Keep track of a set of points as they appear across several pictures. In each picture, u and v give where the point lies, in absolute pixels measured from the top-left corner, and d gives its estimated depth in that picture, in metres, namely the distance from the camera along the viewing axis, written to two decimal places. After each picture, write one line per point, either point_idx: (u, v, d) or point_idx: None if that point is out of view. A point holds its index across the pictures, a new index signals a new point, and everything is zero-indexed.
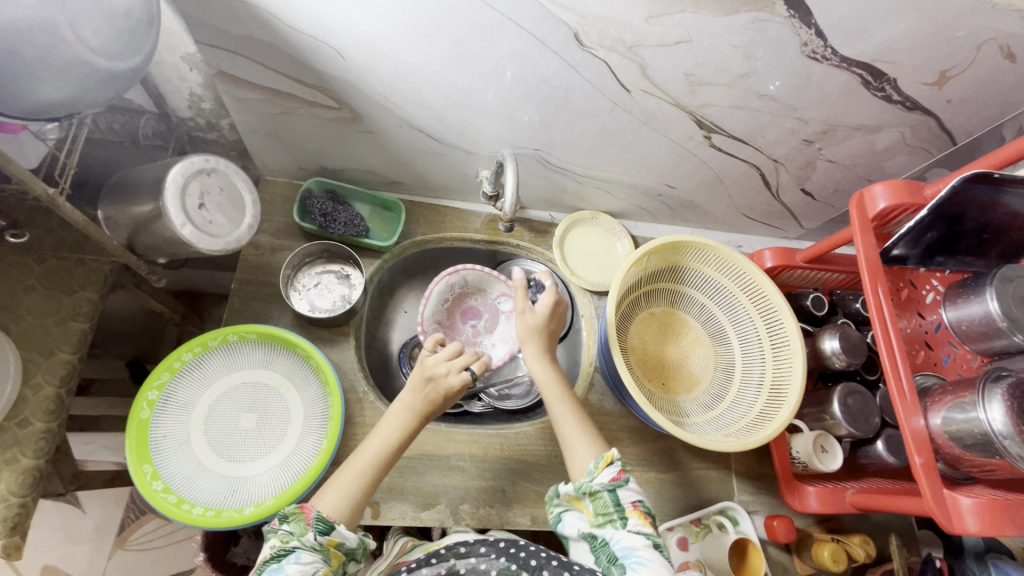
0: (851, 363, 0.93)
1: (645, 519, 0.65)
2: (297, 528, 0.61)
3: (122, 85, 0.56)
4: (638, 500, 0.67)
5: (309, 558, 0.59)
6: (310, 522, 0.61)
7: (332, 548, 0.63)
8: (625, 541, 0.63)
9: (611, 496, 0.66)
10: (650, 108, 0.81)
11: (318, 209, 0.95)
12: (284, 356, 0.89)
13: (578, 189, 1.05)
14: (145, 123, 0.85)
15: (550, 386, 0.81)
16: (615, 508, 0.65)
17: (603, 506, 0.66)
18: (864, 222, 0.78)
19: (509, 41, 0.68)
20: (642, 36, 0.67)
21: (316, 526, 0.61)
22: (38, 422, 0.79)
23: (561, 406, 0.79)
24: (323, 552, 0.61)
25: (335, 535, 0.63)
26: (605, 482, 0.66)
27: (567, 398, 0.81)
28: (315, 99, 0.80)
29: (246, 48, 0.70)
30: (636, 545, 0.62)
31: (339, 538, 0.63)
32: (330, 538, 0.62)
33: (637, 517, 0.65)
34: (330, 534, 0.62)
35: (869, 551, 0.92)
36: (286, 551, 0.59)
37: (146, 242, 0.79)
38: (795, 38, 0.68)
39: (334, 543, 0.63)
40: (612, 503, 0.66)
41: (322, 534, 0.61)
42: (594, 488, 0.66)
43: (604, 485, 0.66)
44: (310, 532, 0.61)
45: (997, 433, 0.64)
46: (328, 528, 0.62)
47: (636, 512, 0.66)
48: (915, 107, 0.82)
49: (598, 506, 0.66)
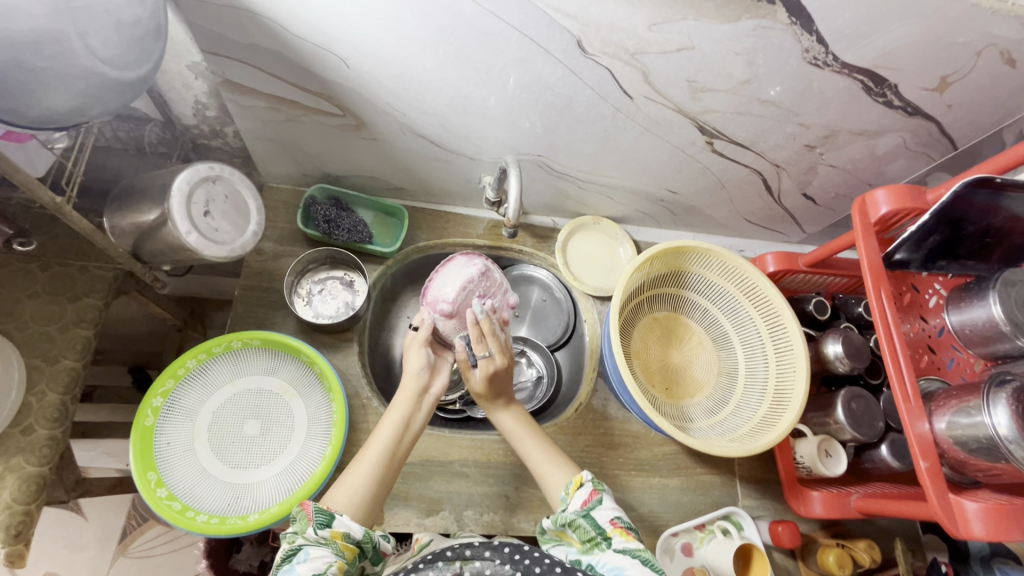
0: (855, 367, 0.93)
1: (628, 536, 0.64)
2: (299, 527, 0.61)
3: (129, 95, 0.56)
4: (617, 517, 0.66)
5: (318, 552, 0.58)
6: (311, 517, 0.61)
7: (340, 540, 0.61)
8: (612, 562, 0.61)
9: (588, 521, 0.66)
10: (652, 113, 0.81)
11: (322, 216, 0.95)
12: (288, 362, 0.89)
13: (580, 195, 1.05)
14: (150, 131, 0.85)
15: (512, 427, 0.80)
16: (597, 531, 0.65)
17: (584, 532, 0.66)
18: (867, 228, 0.79)
19: (513, 48, 0.69)
20: (644, 44, 0.68)
21: (316, 520, 0.61)
22: (41, 429, 0.79)
23: (527, 440, 0.78)
24: (332, 545, 0.60)
25: (339, 526, 0.62)
26: (578, 508, 0.68)
27: (536, 432, 0.80)
28: (318, 107, 0.80)
29: (251, 56, 0.70)
30: (624, 564, 0.60)
31: (343, 529, 0.62)
32: (333, 530, 0.61)
33: (620, 534, 0.64)
34: (333, 527, 0.62)
35: (874, 556, 0.92)
36: (295, 550, 0.59)
37: (149, 250, 0.79)
38: (797, 45, 0.69)
39: (340, 535, 0.61)
40: (591, 527, 0.66)
41: (323, 527, 0.61)
42: (570, 517, 0.67)
43: (577, 511, 0.67)
44: (311, 526, 0.60)
45: (1002, 438, 0.64)
46: (328, 519, 0.61)
47: (618, 530, 0.65)
48: (916, 112, 0.82)
49: (581, 533, 0.66)
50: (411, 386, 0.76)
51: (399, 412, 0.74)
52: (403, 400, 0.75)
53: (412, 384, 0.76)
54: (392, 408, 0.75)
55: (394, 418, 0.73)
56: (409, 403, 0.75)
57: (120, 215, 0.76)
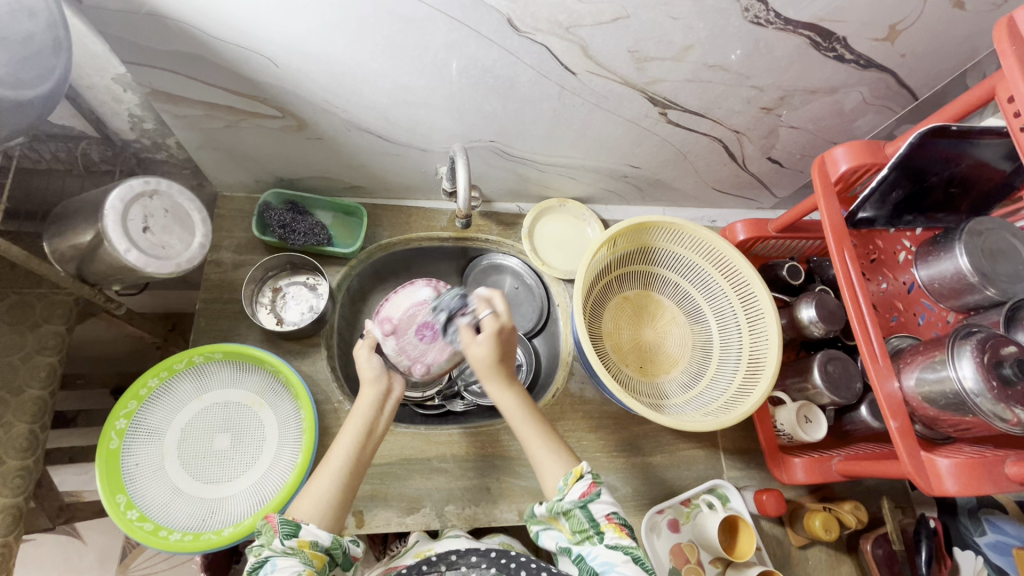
0: (829, 330, 0.91)
1: (622, 532, 0.63)
2: (265, 540, 0.60)
3: (38, 113, 0.54)
4: (613, 513, 0.65)
5: (286, 563, 0.58)
6: (276, 529, 0.60)
7: (307, 549, 0.61)
8: (603, 557, 0.62)
9: (584, 513, 0.65)
10: (599, 88, 0.79)
11: (277, 221, 0.93)
12: (254, 372, 0.88)
13: (542, 178, 1.03)
14: (88, 149, 0.83)
15: (513, 410, 0.76)
16: (589, 524, 0.64)
17: (578, 524, 0.65)
18: (827, 186, 0.77)
19: (442, 32, 0.66)
20: (577, 17, 0.65)
21: (282, 532, 0.60)
22: (12, 460, 0.78)
23: (526, 425, 0.75)
24: (299, 555, 0.60)
25: (305, 535, 0.61)
26: (576, 499, 0.65)
27: (533, 416, 0.76)
28: (257, 110, 0.78)
29: (176, 63, 0.68)
30: (615, 560, 0.61)
31: (311, 538, 0.61)
32: (300, 539, 0.61)
33: (613, 530, 0.64)
34: (300, 535, 0.61)
35: (860, 517, 0.92)
36: (261, 563, 0.58)
37: (96, 272, 0.77)
38: (735, 5, 0.66)
39: (308, 544, 0.61)
40: (586, 519, 0.64)
41: (289, 537, 0.60)
42: (566, 507, 0.65)
43: (574, 503, 0.65)
44: (277, 537, 0.60)
45: (968, 392, 0.63)
46: (294, 530, 0.61)
47: (612, 525, 0.64)
48: (871, 65, 0.80)
49: (575, 523, 0.65)
50: (369, 395, 0.75)
51: (361, 418, 0.73)
52: (370, 400, 0.74)
53: (368, 398, 0.74)
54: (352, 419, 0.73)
55: (361, 420, 0.73)
56: (376, 404, 0.75)
57: (60, 238, 0.74)
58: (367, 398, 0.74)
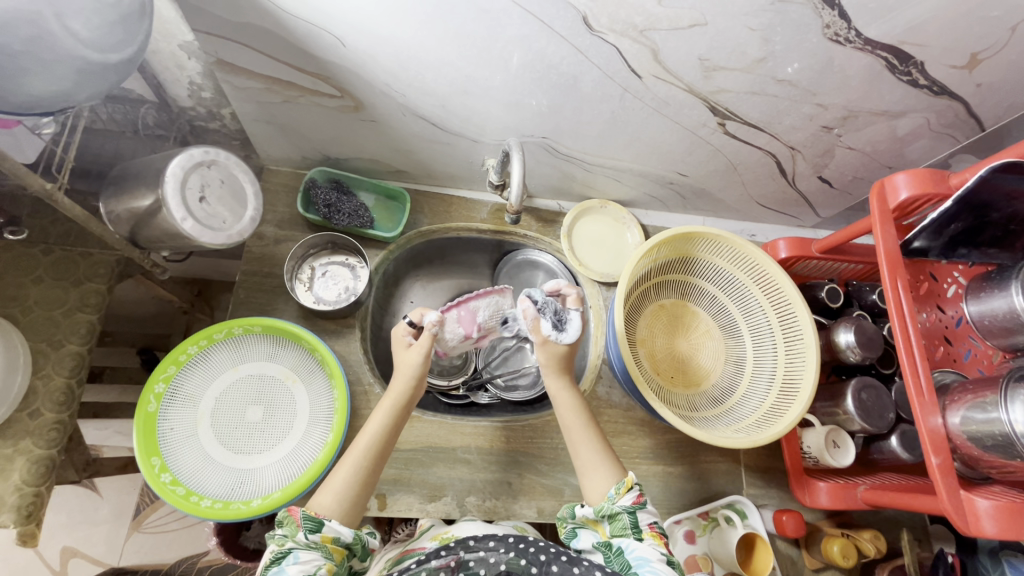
0: (866, 357, 0.90)
1: (661, 541, 0.64)
2: (289, 531, 0.60)
3: (116, 77, 0.55)
4: (655, 523, 0.66)
5: (308, 556, 0.59)
6: (300, 522, 0.61)
7: (329, 544, 0.62)
8: (640, 552, 0.61)
9: (629, 518, 0.65)
10: (662, 94, 0.77)
11: (323, 200, 0.93)
12: (289, 348, 0.88)
13: (587, 177, 1.02)
14: (145, 113, 0.83)
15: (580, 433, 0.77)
16: (633, 529, 0.64)
17: (620, 527, 0.65)
18: (885, 213, 0.74)
19: (514, 25, 0.65)
20: (654, 20, 0.64)
21: (306, 526, 0.60)
22: (48, 413, 0.79)
23: (572, 423, 0.77)
24: (321, 549, 0.61)
25: (328, 531, 0.62)
26: (625, 504, 0.66)
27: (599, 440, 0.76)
28: (316, 88, 0.78)
29: (243, 35, 0.67)
30: (650, 556, 0.60)
31: (333, 534, 0.62)
32: (323, 534, 0.62)
33: (654, 538, 0.64)
34: (322, 531, 0.62)
35: (879, 547, 0.91)
36: (284, 553, 0.58)
37: (147, 236, 0.77)
38: (817, 21, 0.65)
39: (330, 539, 0.62)
40: (630, 524, 0.64)
41: (313, 532, 0.61)
42: (615, 510, 0.66)
43: (624, 506, 0.65)
44: (302, 531, 0.60)
45: (1019, 435, 0.62)
46: (318, 525, 0.61)
47: (653, 534, 0.64)
48: (943, 91, 0.78)
49: (616, 527, 0.65)
50: (403, 385, 0.75)
51: (385, 413, 0.74)
52: (388, 405, 0.74)
53: (403, 387, 0.75)
54: (377, 412, 0.75)
55: (381, 421, 0.73)
56: (396, 406, 0.75)
57: (115, 201, 0.75)
58: (399, 392, 0.75)
